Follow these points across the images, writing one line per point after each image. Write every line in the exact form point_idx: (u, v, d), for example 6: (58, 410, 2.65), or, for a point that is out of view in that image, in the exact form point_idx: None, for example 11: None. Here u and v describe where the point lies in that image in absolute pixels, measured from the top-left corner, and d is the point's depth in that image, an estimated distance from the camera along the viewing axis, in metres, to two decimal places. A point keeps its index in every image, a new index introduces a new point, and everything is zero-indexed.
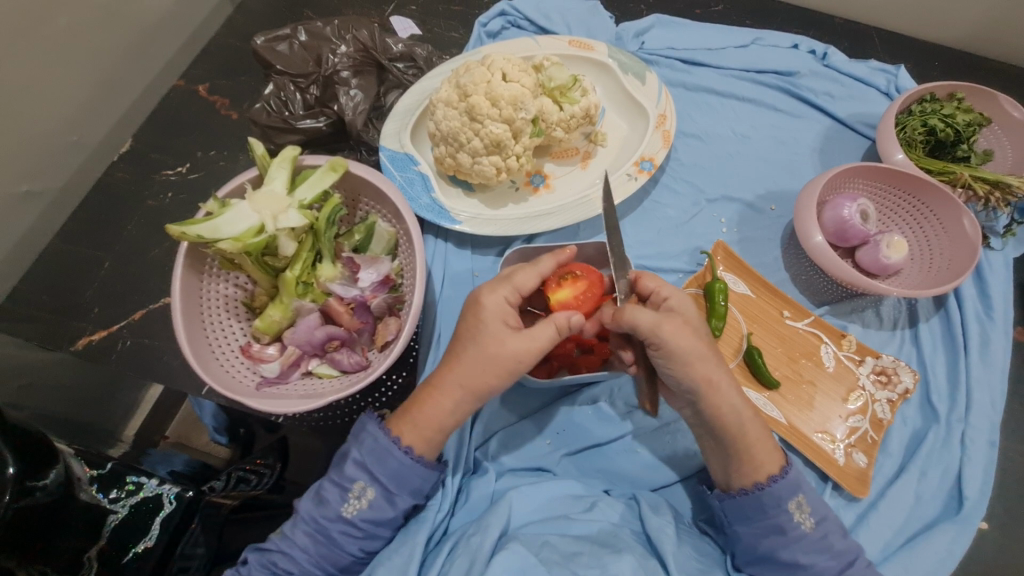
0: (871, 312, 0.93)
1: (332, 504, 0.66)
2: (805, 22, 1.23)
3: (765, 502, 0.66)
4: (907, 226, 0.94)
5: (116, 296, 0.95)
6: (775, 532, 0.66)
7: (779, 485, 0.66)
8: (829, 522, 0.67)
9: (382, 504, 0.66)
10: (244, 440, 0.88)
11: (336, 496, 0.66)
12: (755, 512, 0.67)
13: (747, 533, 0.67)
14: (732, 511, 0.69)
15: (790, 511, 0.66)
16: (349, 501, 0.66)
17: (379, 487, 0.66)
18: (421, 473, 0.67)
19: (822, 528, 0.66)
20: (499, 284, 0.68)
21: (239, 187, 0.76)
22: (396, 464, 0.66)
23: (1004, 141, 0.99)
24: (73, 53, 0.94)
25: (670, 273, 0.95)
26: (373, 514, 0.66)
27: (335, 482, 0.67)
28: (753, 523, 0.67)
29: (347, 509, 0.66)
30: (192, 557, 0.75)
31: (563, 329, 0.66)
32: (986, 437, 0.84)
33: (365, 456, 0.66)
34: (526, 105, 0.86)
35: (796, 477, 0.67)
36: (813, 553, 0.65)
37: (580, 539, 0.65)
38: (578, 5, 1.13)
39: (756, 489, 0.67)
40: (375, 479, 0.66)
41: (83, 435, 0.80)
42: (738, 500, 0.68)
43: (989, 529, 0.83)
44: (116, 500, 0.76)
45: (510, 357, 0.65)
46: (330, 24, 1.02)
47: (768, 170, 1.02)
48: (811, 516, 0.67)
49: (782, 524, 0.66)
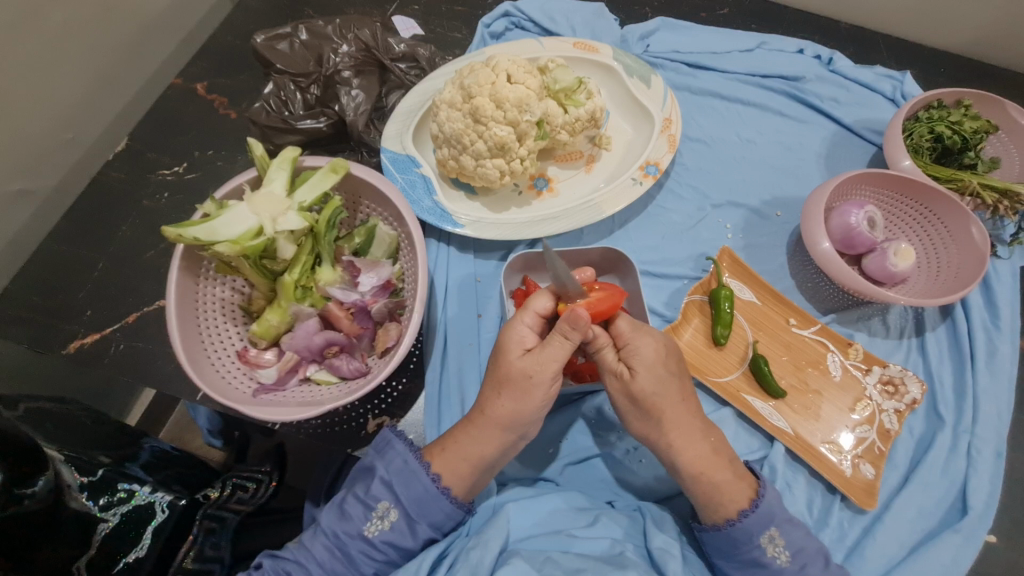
0: (878, 321, 0.91)
1: (354, 521, 0.65)
2: (810, 26, 1.22)
3: (738, 538, 0.67)
4: (914, 234, 0.93)
5: (110, 298, 0.93)
6: (754, 566, 0.66)
7: (748, 521, 0.66)
8: (808, 554, 0.67)
9: (403, 529, 0.65)
10: (238, 444, 0.87)
11: (359, 514, 0.65)
12: (731, 547, 0.67)
13: (730, 567, 0.68)
14: (713, 545, 0.69)
15: (763, 546, 0.66)
16: (372, 520, 0.65)
17: (402, 511, 0.65)
18: (445, 507, 0.66)
19: (798, 561, 0.66)
20: (518, 313, 0.67)
21: (238, 187, 0.74)
22: (421, 490, 0.65)
23: (1011, 149, 0.98)
24: (67, 49, 0.93)
25: (675, 279, 0.93)
26: (393, 537, 0.65)
27: (360, 500, 0.66)
28: (731, 557, 0.68)
29: (368, 528, 0.65)
30: (213, 560, 0.75)
31: (570, 338, 0.62)
32: (992, 448, 0.83)
33: (392, 477, 0.66)
34: (531, 108, 0.85)
35: (767, 510, 0.67)
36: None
37: (584, 557, 0.64)
38: (583, 7, 1.12)
39: (728, 526, 0.67)
40: (399, 502, 0.65)
41: (75, 438, 0.75)
42: (713, 534, 0.68)
43: (996, 543, 0.82)
44: (107, 507, 0.71)
45: (531, 381, 0.65)
46: (331, 23, 1.00)
47: (774, 176, 1.01)
48: (786, 549, 0.67)
49: (758, 559, 0.66)
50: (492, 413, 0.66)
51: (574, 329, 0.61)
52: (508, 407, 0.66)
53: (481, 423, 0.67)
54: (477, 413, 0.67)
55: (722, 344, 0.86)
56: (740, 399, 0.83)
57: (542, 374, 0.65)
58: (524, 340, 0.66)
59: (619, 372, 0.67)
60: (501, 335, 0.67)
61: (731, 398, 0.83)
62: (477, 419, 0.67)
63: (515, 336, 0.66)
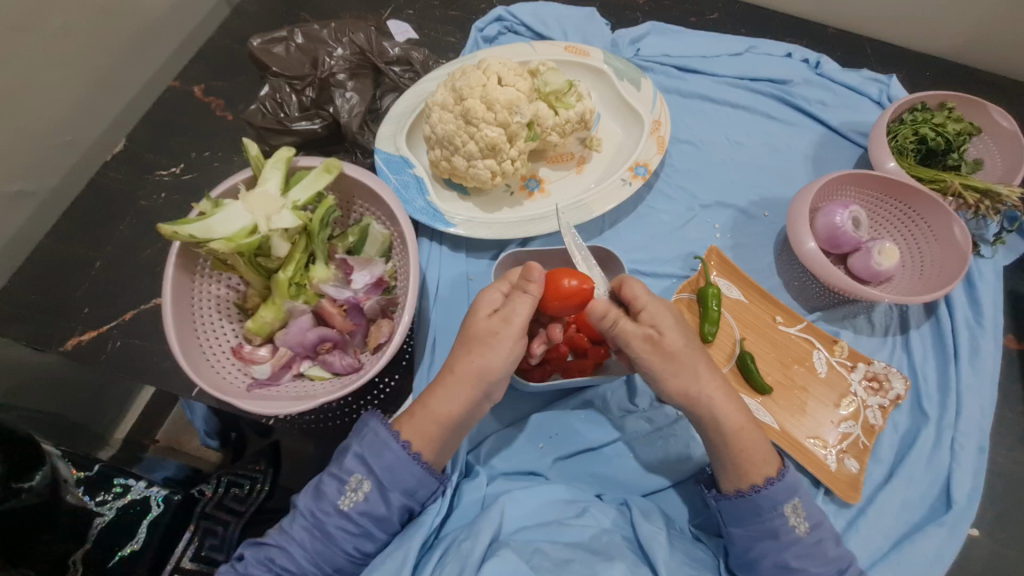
0: (863, 319, 0.93)
1: (329, 497, 0.66)
2: (798, 31, 1.24)
3: (760, 505, 0.68)
4: (899, 234, 0.95)
5: (106, 296, 0.94)
6: (769, 535, 0.67)
7: (775, 488, 0.67)
8: (825, 528, 0.68)
9: (376, 499, 0.66)
10: (234, 444, 0.92)
11: (333, 489, 0.66)
12: (750, 514, 0.68)
13: (741, 534, 0.69)
14: (728, 512, 0.70)
15: (786, 515, 0.67)
16: (345, 494, 0.66)
17: (375, 481, 0.66)
18: (417, 471, 0.67)
19: (817, 533, 0.67)
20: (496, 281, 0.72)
21: (233, 187, 0.76)
22: (392, 458, 0.66)
23: (994, 151, 1.00)
24: (66, 54, 0.94)
25: (664, 278, 0.95)
26: (367, 507, 0.65)
27: (334, 476, 0.67)
28: (750, 526, 0.69)
29: (343, 502, 0.65)
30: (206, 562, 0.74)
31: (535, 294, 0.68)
32: (975, 442, 0.84)
33: (365, 450, 0.67)
34: (521, 110, 0.87)
35: (792, 481, 0.69)
36: (804, 558, 0.67)
37: (572, 547, 0.65)
38: (575, 11, 1.14)
39: (752, 492, 0.68)
40: (372, 473, 0.66)
41: (75, 438, 0.87)
42: (733, 501, 0.69)
43: (979, 536, 0.83)
44: (102, 502, 0.76)
45: (497, 336, 0.68)
46: (327, 27, 1.02)
47: (762, 177, 1.03)
48: (806, 520, 0.68)
49: (777, 528, 0.67)
50: (460, 381, 0.68)
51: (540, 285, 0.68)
52: (487, 376, 0.67)
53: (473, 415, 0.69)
54: (445, 372, 0.69)
55: (711, 341, 0.87)
56: None
57: (504, 332, 0.67)
58: (495, 304, 0.70)
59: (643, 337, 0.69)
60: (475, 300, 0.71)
61: None
62: (447, 378, 0.68)
63: (490, 298, 0.70)
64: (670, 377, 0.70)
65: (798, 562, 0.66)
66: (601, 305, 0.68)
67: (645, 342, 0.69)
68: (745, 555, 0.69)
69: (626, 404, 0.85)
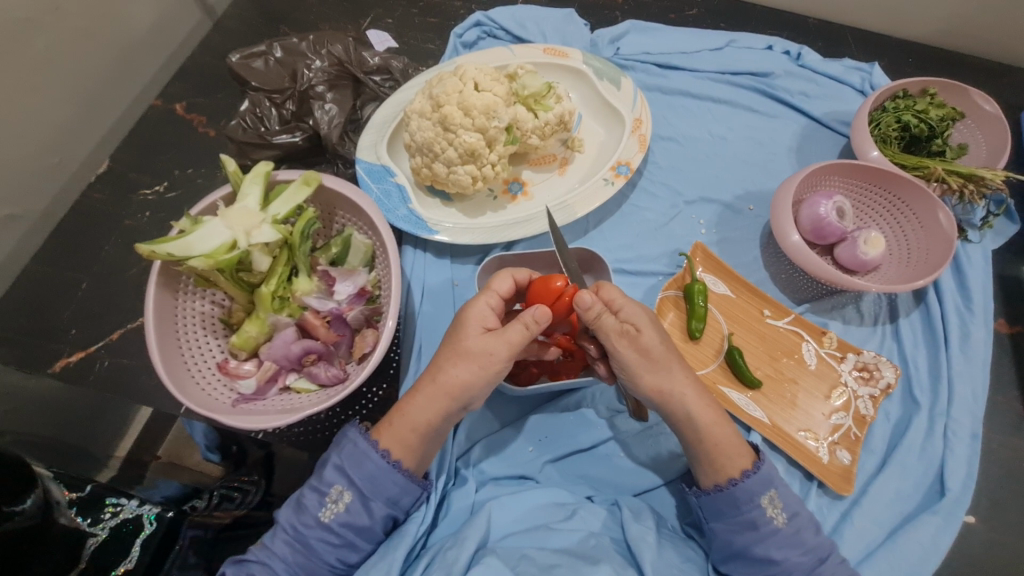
0: (852, 309, 0.93)
1: (309, 510, 0.66)
2: (779, 23, 1.24)
3: (738, 498, 0.68)
4: (884, 222, 0.95)
5: (94, 317, 0.95)
6: (749, 527, 0.67)
7: (751, 480, 0.68)
8: (802, 518, 0.68)
9: (358, 510, 0.66)
10: (236, 458, 0.88)
11: (314, 502, 0.66)
12: (728, 508, 0.69)
13: (721, 529, 0.69)
14: (709, 508, 0.70)
15: (763, 506, 0.68)
16: (326, 506, 0.66)
17: (356, 491, 0.66)
18: (398, 480, 0.67)
19: (794, 523, 0.67)
20: (484, 292, 0.71)
21: (213, 204, 0.76)
22: (373, 468, 0.67)
23: (978, 135, 1.00)
24: (48, 77, 0.95)
25: (650, 275, 0.95)
26: (349, 518, 0.66)
27: (314, 488, 0.67)
28: (728, 520, 0.69)
29: (323, 514, 0.65)
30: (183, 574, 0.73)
31: (531, 329, 0.66)
32: (968, 429, 0.84)
33: (344, 460, 0.67)
34: (499, 114, 0.87)
35: (768, 473, 0.69)
36: (786, 547, 0.66)
37: (559, 551, 0.65)
38: (553, 13, 1.14)
39: (730, 486, 0.68)
40: (352, 483, 0.66)
41: (69, 460, 0.78)
42: (712, 497, 0.70)
43: (975, 523, 0.82)
44: (96, 522, 0.71)
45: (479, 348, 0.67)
46: (306, 40, 1.03)
47: (746, 171, 1.03)
48: (783, 511, 0.68)
49: (755, 520, 0.67)
50: (441, 387, 0.68)
51: (536, 321, 0.65)
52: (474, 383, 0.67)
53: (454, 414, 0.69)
54: (426, 380, 0.69)
55: (698, 338, 0.87)
56: (717, 391, 0.84)
57: (486, 338, 0.67)
58: (485, 319, 0.69)
59: (626, 330, 0.68)
60: (464, 314, 0.70)
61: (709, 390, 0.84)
62: (427, 387, 0.68)
63: (477, 312, 0.69)
64: (656, 374, 0.70)
65: (780, 554, 0.66)
66: (587, 296, 0.67)
67: (622, 337, 0.68)
68: (727, 549, 0.69)
69: (615, 403, 0.85)
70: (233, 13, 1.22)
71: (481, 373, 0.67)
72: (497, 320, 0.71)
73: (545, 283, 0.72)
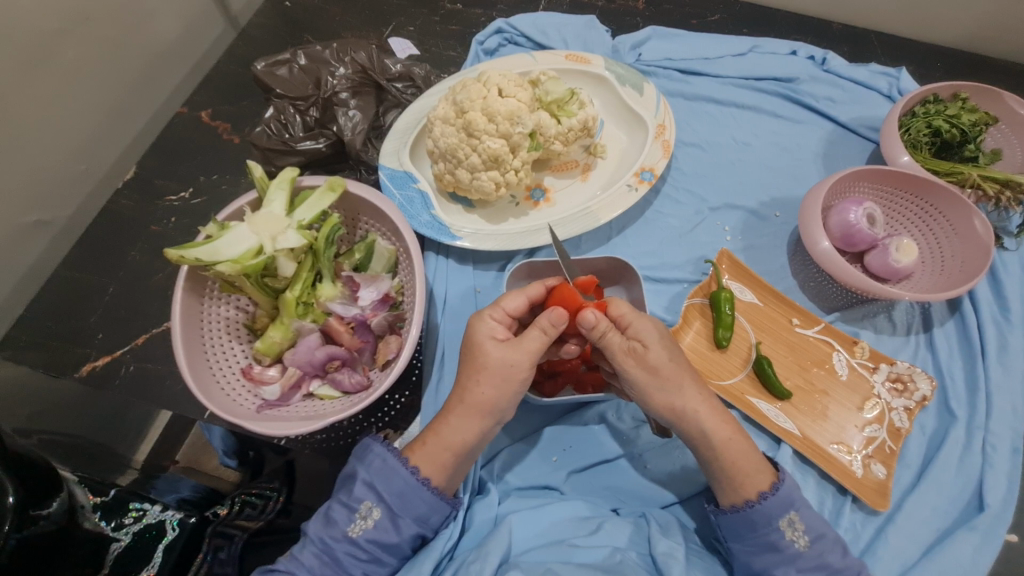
0: (884, 318, 0.90)
1: (339, 524, 0.65)
2: (803, 28, 1.22)
3: (756, 520, 0.66)
4: (917, 229, 0.92)
5: (121, 322, 0.95)
6: (769, 550, 0.65)
7: (769, 503, 0.66)
8: (827, 540, 0.66)
9: (387, 526, 0.65)
10: (252, 464, 0.90)
11: (343, 516, 0.65)
12: (748, 530, 0.67)
13: (740, 549, 0.67)
14: (728, 527, 0.68)
15: (782, 529, 0.65)
16: (355, 521, 0.65)
17: (385, 508, 0.65)
18: (427, 497, 0.66)
19: (818, 546, 0.65)
20: (487, 308, 0.71)
21: (239, 209, 0.76)
22: (402, 484, 0.66)
23: (1012, 140, 0.97)
24: (79, 86, 0.96)
25: (675, 282, 0.93)
26: (377, 535, 0.65)
27: (343, 503, 0.66)
28: (747, 542, 0.67)
29: (352, 529, 0.65)
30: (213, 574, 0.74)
31: (548, 333, 0.66)
32: (1008, 443, 0.81)
33: (373, 477, 0.66)
34: (523, 120, 0.86)
35: (788, 495, 0.66)
36: (808, 571, 0.65)
37: (585, 567, 0.63)
38: (575, 20, 1.14)
39: (747, 507, 0.66)
40: (382, 500, 0.65)
41: (93, 464, 0.83)
42: (730, 517, 0.68)
43: (1017, 542, 0.80)
44: (119, 528, 0.74)
45: (504, 360, 0.66)
46: (329, 48, 1.03)
47: (772, 176, 1.01)
48: (805, 533, 0.66)
49: (775, 543, 0.65)
50: (463, 396, 0.67)
51: (552, 325, 0.65)
52: (498, 401, 0.67)
53: (474, 421, 0.67)
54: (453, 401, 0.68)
55: (725, 346, 0.85)
56: (746, 401, 0.82)
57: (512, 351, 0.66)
58: (493, 331, 0.69)
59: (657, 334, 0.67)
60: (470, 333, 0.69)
61: (736, 401, 0.82)
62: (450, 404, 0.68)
63: (485, 328, 0.69)
64: (666, 391, 0.68)
65: None
66: (591, 317, 0.66)
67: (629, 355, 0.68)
68: (749, 567, 0.67)
69: (639, 413, 0.83)
70: (257, 21, 1.23)
71: (501, 378, 0.66)
72: (509, 333, 0.70)
73: (567, 288, 0.70)
